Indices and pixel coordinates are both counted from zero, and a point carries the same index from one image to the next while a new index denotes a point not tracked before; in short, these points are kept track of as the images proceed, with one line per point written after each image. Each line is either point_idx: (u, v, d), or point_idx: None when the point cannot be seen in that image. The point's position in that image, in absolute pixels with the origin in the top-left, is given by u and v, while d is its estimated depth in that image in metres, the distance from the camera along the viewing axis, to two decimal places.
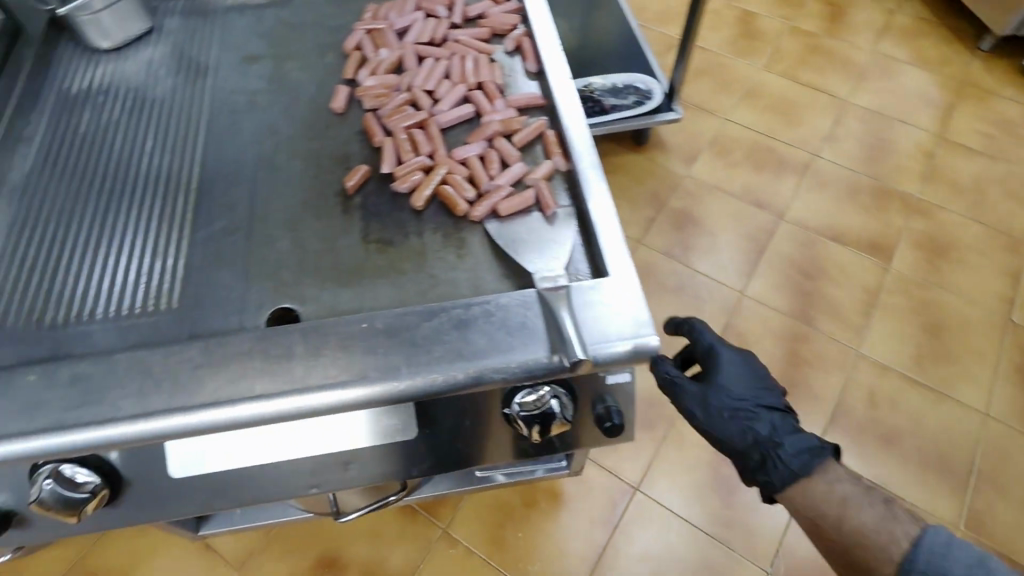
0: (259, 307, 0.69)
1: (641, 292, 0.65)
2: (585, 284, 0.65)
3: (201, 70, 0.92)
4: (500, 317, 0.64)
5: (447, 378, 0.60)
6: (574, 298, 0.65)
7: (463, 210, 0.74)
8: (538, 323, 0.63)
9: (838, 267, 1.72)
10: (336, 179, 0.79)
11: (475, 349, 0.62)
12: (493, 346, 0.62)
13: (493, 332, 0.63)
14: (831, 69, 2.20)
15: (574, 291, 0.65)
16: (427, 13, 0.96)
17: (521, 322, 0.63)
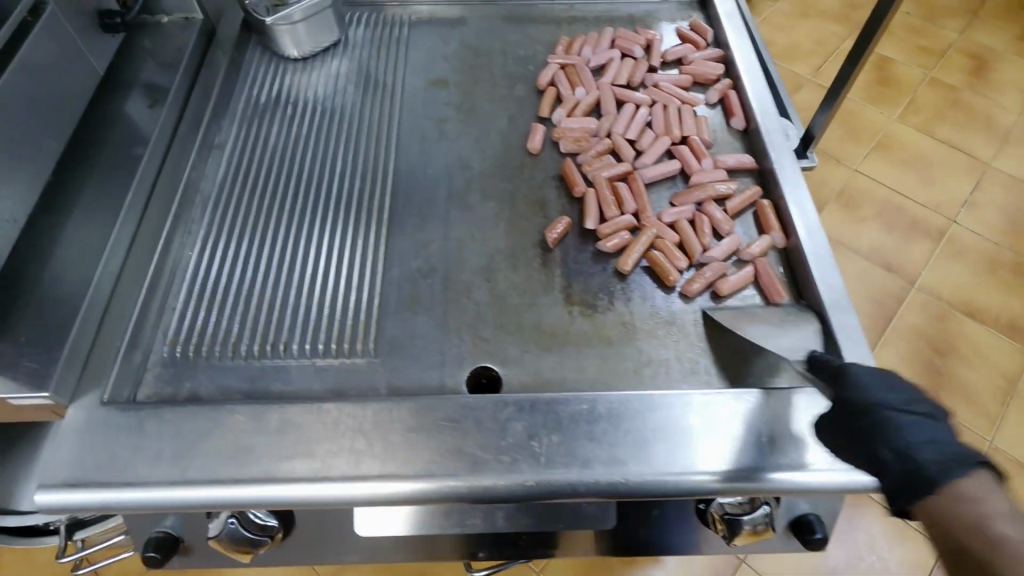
0: (460, 363, 0.64)
1: None
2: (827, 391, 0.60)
3: (388, 90, 0.89)
4: (733, 416, 0.58)
5: (677, 480, 0.55)
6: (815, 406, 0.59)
7: (675, 282, 0.69)
8: (776, 429, 0.57)
9: (973, 347, 1.60)
10: (534, 227, 0.74)
11: (707, 450, 0.56)
12: (726, 450, 0.56)
13: (726, 433, 0.57)
14: (974, 128, 2.05)
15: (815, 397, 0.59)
16: (623, 52, 0.90)
17: (756, 426, 0.58)
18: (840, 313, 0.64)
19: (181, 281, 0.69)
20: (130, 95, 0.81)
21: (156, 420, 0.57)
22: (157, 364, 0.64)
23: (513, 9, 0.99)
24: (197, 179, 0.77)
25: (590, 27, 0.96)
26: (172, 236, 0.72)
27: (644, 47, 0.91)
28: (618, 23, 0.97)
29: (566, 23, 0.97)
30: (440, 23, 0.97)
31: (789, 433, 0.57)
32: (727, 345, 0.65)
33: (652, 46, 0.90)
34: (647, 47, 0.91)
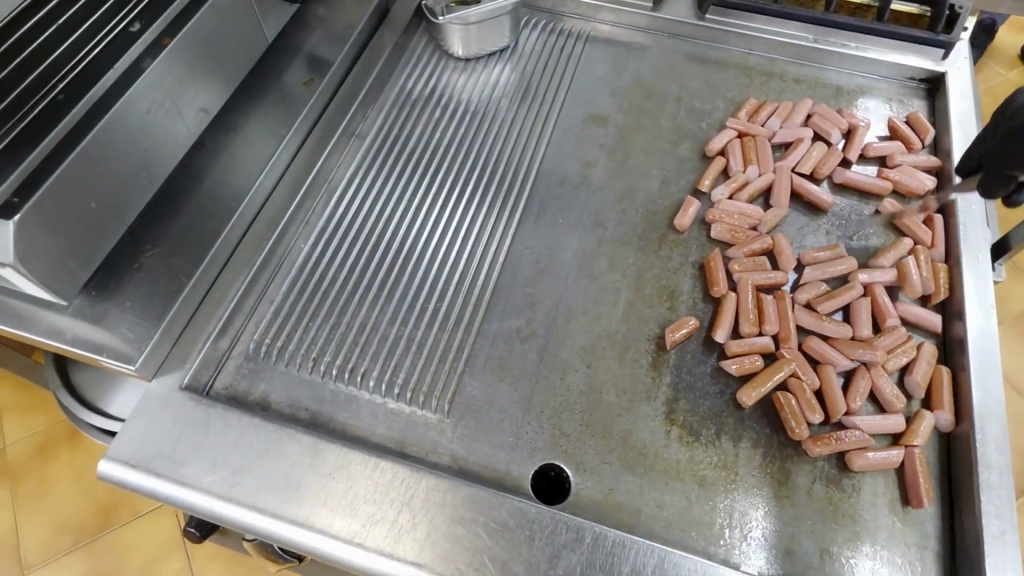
0: (531, 454, 0.59)
1: None
2: None
3: (544, 111, 0.82)
4: None
5: None
6: None
7: (799, 438, 0.58)
8: None
9: None
10: (655, 318, 0.66)
11: None
12: None
13: None
14: None
15: None
16: (816, 133, 0.77)
17: None
18: (995, 550, 0.52)
19: (286, 273, 0.69)
20: (292, 64, 0.81)
21: (222, 421, 0.57)
22: (240, 354, 0.64)
23: (704, 50, 0.88)
24: (329, 167, 0.76)
25: (785, 92, 0.84)
26: (289, 225, 0.71)
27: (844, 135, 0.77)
28: (820, 94, 0.83)
29: (759, 80, 0.85)
30: (618, 49, 0.88)
31: None
32: (838, 529, 0.55)
33: (854, 136, 0.77)
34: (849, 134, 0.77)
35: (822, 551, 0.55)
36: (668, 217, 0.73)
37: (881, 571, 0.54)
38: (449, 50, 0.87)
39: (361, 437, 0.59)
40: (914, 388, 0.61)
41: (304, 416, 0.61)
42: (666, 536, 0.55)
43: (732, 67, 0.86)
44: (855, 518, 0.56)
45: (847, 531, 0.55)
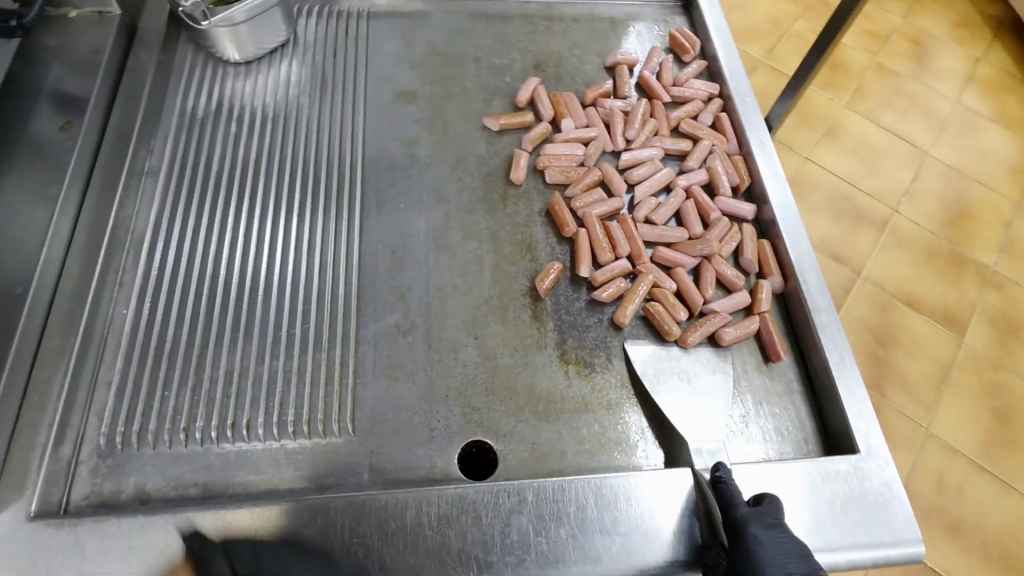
0: (450, 439, 0.58)
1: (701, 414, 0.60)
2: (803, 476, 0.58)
3: (350, 100, 0.78)
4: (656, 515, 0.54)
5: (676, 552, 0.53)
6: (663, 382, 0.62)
7: (674, 337, 0.65)
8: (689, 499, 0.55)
9: (915, 337, 1.68)
10: (521, 272, 0.68)
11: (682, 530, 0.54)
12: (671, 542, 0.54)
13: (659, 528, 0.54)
14: (915, 116, 2.11)
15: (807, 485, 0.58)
16: (623, 77, 0.83)
17: (671, 512, 0.54)
18: (842, 374, 0.63)
19: (115, 346, 0.59)
20: (36, 109, 0.68)
21: (97, 535, 0.49)
22: (91, 455, 0.54)
23: (485, 5, 0.89)
24: (127, 216, 0.66)
25: (569, 33, 0.88)
26: (100, 292, 0.61)
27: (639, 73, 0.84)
28: (599, 29, 0.89)
29: (544, 25, 0.88)
30: (403, 20, 0.86)
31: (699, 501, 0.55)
32: (685, 371, 0.63)
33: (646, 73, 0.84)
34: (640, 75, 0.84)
35: (676, 389, 0.62)
36: (502, 174, 0.74)
37: (767, 422, 0.63)
38: (222, 56, 0.78)
39: (269, 489, 0.55)
40: (746, 264, 0.71)
41: (196, 492, 0.54)
42: (595, 465, 0.59)
43: (515, 18, 0.88)
44: (697, 351, 0.65)
45: (699, 370, 0.64)
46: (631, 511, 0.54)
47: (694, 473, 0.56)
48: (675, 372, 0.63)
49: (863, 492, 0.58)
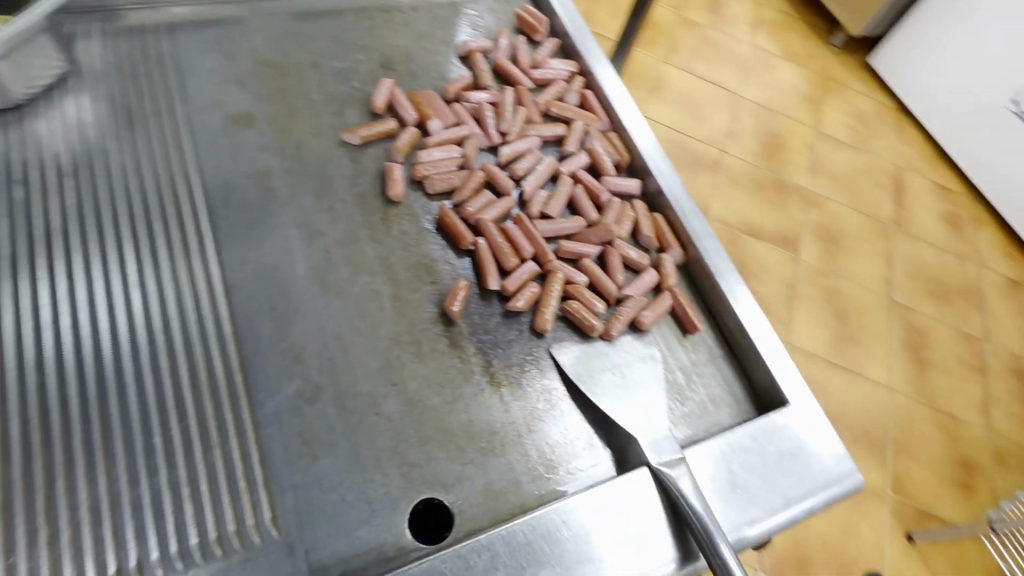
0: (395, 507, 0.51)
1: (644, 410, 0.58)
2: (749, 443, 0.58)
3: (170, 132, 0.64)
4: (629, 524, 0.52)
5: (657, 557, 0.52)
6: (600, 384, 0.59)
7: (598, 332, 0.63)
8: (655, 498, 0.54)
9: (761, 263, 1.87)
10: (425, 298, 0.61)
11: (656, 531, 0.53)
12: (648, 547, 0.52)
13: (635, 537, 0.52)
14: (722, 62, 2.30)
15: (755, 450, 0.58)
16: (480, 66, 0.77)
17: (642, 516, 0.53)
18: (757, 330, 0.65)
19: None
20: None
21: None
22: None
23: None
24: None
25: (411, 22, 0.80)
26: None
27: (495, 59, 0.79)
28: (442, 15, 0.82)
29: (382, 17, 0.79)
30: (213, 26, 0.72)
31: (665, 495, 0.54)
32: (618, 365, 0.61)
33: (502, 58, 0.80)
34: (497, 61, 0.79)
35: (614, 388, 0.59)
36: (377, 192, 0.66)
37: (702, 395, 0.63)
38: None
39: None
40: (645, 241, 0.70)
41: None
42: (554, 489, 0.55)
43: (347, 11, 0.78)
44: (622, 341, 0.64)
45: (630, 361, 0.62)
46: (603, 528, 0.51)
47: (652, 470, 0.54)
48: (609, 371, 0.60)
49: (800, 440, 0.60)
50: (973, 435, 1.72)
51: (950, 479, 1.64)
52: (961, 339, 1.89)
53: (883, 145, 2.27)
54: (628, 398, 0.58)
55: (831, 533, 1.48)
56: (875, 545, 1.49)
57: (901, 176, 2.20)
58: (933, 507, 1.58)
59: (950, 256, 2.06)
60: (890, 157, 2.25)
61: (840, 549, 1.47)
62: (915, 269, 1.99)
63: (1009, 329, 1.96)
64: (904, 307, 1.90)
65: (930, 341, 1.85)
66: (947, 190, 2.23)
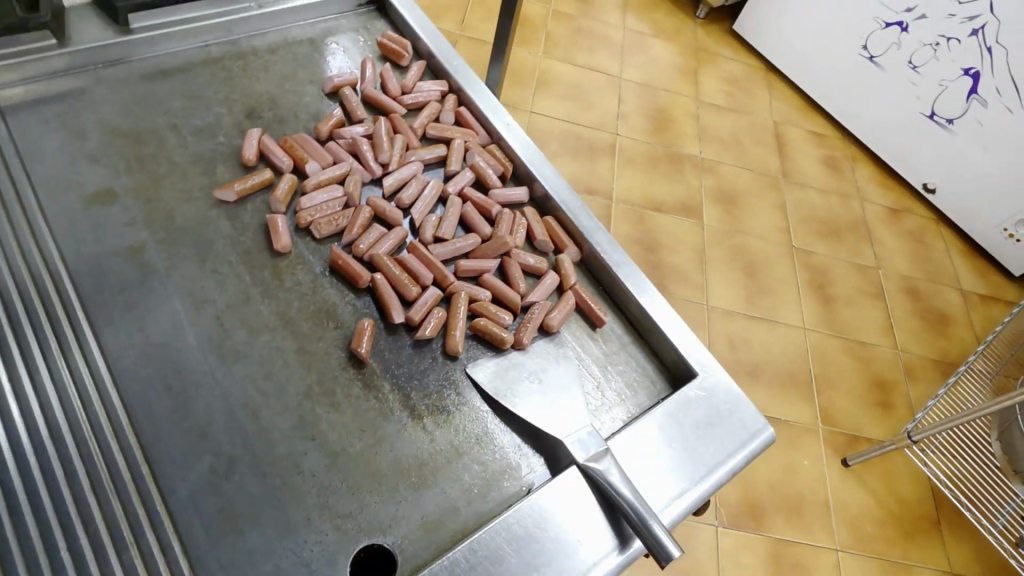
0: (335, 561, 0.51)
1: (567, 411, 0.59)
2: (671, 416, 0.61)
3: (23, 222, 0.59)
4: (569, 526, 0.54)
5: (602, 553, 0.53)
6: (518, 394, 0.61)
7: (510, 343, 0.64)
8: (589, 496, 0.55)
9: (669, 234, 1.95)
10: (331, 344, 0.60)
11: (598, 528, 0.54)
12: (591, 543, 0.53)
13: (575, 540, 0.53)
14: (599, 49, 2.39)
15: (676, 423, 0.61)
16: (350, 99, 0.77)
17: (580, 514, 0.54)
18: (659, 311, 0.68)
19: None
20: None
21: None
22: None
23: (157, 58, 0.75)
24: None
25: (270, 67, 0.79)
26: None
27: (364, 90, 0.79)
28: (301, 55, 0.81)
29: (238, 66, 0.77)
30: (54, 103, 0.68)
31: (597, 490, 0.55)
32: (535, 373, 0.62)
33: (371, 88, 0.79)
34: (366, 92, 0.79)
35: (534, 397, 0.60)
36: (263, 246, 0.65)
37: (620, 382, 0.65)
38: None
39: None
40: (542, 245, 0.72)
41: None
42: (493, 506, 0.56)
43: (201, 66, 0.76)
44: (536, 347, 0.65)
45: (545, 367, 0.63)
46: (542, 537, 0.52)
47: (581, 468, 0.56)
48: (525, 381, 0.62)
49: (716, 403, 0.63)
50: (882, 356, 1.87)
51: (869, 401, 1.77)
52: (856, 270, 2.05)
53: (758, 104, 2.42)
54: (547, 404, 0.60)
55: (774, 475, 1.57)
56: (816, 477, 1.60)
57: (779, 131, 2.36)
58: (859, 429, 1.71)
59: (835, 196, 2.23)
60: (767, 114, 2.40)
61: (785, 488, 1.56)
62: (806, 214, 2.14)
63: (895, 254, 2.14)
64: (803, 251, 2.04)
65: (830, 278, 2.00)
66: (821, 136, 2.41)
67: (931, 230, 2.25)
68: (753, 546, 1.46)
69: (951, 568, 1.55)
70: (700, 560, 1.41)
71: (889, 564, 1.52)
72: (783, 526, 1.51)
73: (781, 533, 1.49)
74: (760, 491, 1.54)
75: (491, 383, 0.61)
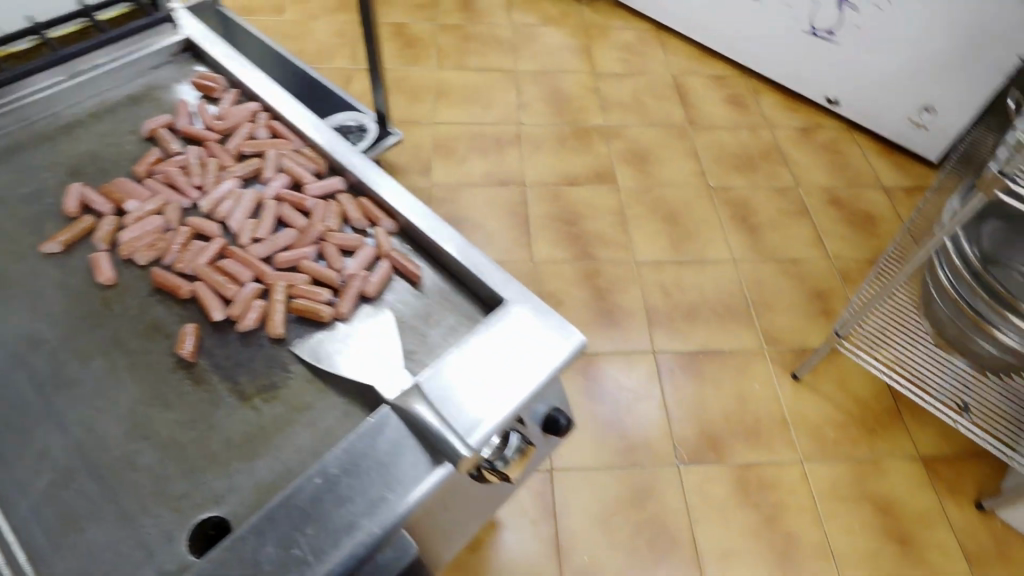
0: (173, 538, 0.55)
1: (383, 364, 0.65)
2: (485, 339, 0.66)
3: None
4: (384, 459, 0.58)
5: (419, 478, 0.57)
6: (338, 359, 0.66)
7: (330, 316, 0.69)
8: (405, 429, 0.59)
9: (587, 204, 2.01)
10: (161, 354, 0.66)
11: (415, 457, 0.58)
12: (408, 471, 0.57)
13: (390, 471, 0.57)
14: (490, 49, 2.47)
15: (489, 344, 0.65)
16: (166, 139, 0.83)
17: (395, 446, 0.58)
18: (469, 256, 0.73)
19: None
20: None
21: None
22: None
23: None
24: None
25: (91, 128, 0.85)
26: None
27: (180, 127, 0.85)
28: (121, 111, 0.88)
29: (60, 134, 0.84)
30: None
31: (410, 423, 0.60)
32: (355, 338, 0.68)
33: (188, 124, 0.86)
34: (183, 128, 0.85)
35: (352, 359, 0.66)
36: (91, 283, 0.70)
37: (442, 327, 0.70)
38: None
39: None
40: (359, 225, 0.77)
41: None
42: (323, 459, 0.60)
43: (25, 142, 0.82)
44: (358, 315, 0.70)
45: (365, 332, 0.69)
46: (359, 473, 0.56)
47: (391, 406, 0.60)
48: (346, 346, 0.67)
49: (529, 321, 0.68)
50: (816, 268, 1.90)
51: (811, 312, 1.80)
52: (777, 194, 2.09)
53: (654, 63, 2.50)
54: (365, 362, 0.66)
55: (728, 404, 1.61)
56: (770, 396, 1.63)
57: (679, 83, 2.43)
58: (805, 341, 1.74)
59: (744, 130, 2.28)
60: (664, 70, 2.47)
61: (741, 414, 1.59)
62: (718, 154, 2.19)
63: (813, 169, 2.18)
64: (721, 188, 2.09)
65: (752, 207, 2.04)
66: (721, 78, 2.47)
67: (844, 140, 2.30)
68: (718, 476, 1.49)
69: (919, 453, 1.56)
70: (669, 501, 1.44)
71: (858, 463, 1.53)
72: (745, 450, 1.53)
73: (745, 457, 1.52)
74: (717, 423, 1.57)
75: (313, 355, 0.67)
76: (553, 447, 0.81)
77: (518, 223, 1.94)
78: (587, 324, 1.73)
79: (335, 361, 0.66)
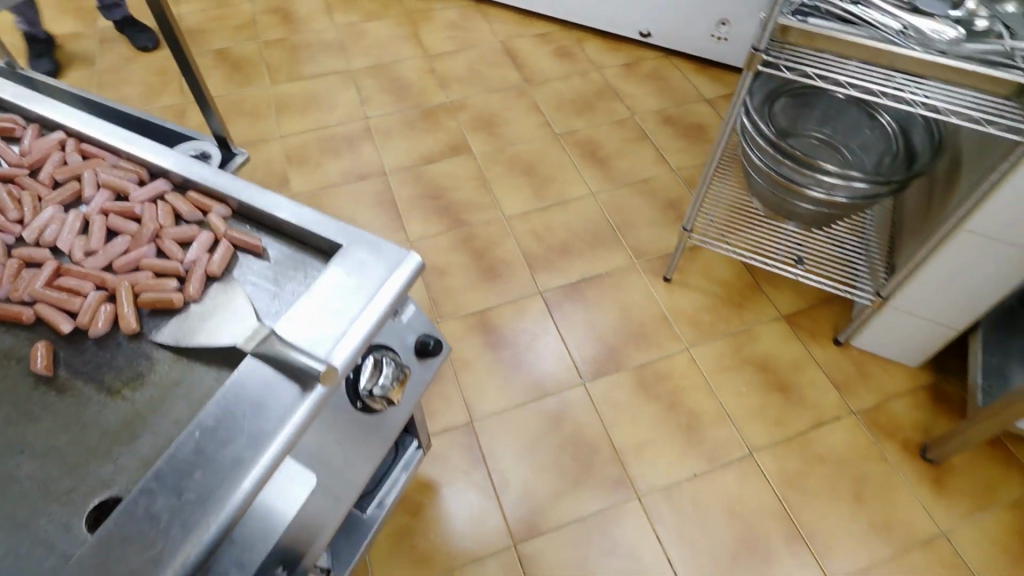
0: (68, 527, 0.58)
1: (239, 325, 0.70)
2: (333, 277, 0.72)
3: None
4: (255, 399, 0.63)
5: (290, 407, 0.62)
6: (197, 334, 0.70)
7: (181, 300, 0.72)
8: (269, 370, 0.64)
9: (448, 177, 2.09)
10: (16, 378, 0.67)
11: (283, 391, 0.64)
12: (279, 404, 0.63)
13: (263, 409, 0.62)
14: (321, 54, 2.49)
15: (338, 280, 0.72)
16: None
17: (263, 387, 0.63)
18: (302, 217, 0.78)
19: None
20: None
21: None
22: None
23: None
24: None
25: None
26: None
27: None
28: None
29: None
30: None
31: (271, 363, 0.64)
32: (209, 313, 0.72)
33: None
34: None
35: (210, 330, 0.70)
36: None
37: (292, 286, 0.76)
38: None
39: None
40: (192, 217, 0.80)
41: None
42: None
43: None
44: (209, 294, 0.74)
45: (219, 306, 0.73)
46: (234, 418, 0.61)
47: (251, 353, 0.65)
48: (202, 321, 0.71)
49: (371, 253, 0.74)
50: (664, 183, 2.09)
51: (669, 221, 1.99)
52: (617, 127, 2.27)
53: (481, 34, 2.61)
54: (222, 329, 0.70)
55: (614, 318, 1.75)
56: (649, 302, 1.79)
57: (508, 47, 2.55)
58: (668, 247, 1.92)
59: (576, 77, 2.45)
60: (492, 39, 2.59)
61: (628, 324, 1.74)
62: (558, 103, 2.34)
63: (644, 98, 2.38)
64: (567, 133, 2.23)
65: (599, 143, 2.21)
66: (545, 35, 2.62)
67: (664, 67, 2.51)
68: (620, 382, 1.63)
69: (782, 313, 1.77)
70: (582, 417, 1.57)
71: (734, 336, 1.72)
72: (638, 354, 1.68)
73: (639, 360, 1.67)
74: (609, 337, 1.72)
75: (172, 338, 0.70)
76: (434, 372, 0.89)
77: (387, 211, 1.99)
78: (474, 284, 1.81)
79: (194, 336, 0.70)
